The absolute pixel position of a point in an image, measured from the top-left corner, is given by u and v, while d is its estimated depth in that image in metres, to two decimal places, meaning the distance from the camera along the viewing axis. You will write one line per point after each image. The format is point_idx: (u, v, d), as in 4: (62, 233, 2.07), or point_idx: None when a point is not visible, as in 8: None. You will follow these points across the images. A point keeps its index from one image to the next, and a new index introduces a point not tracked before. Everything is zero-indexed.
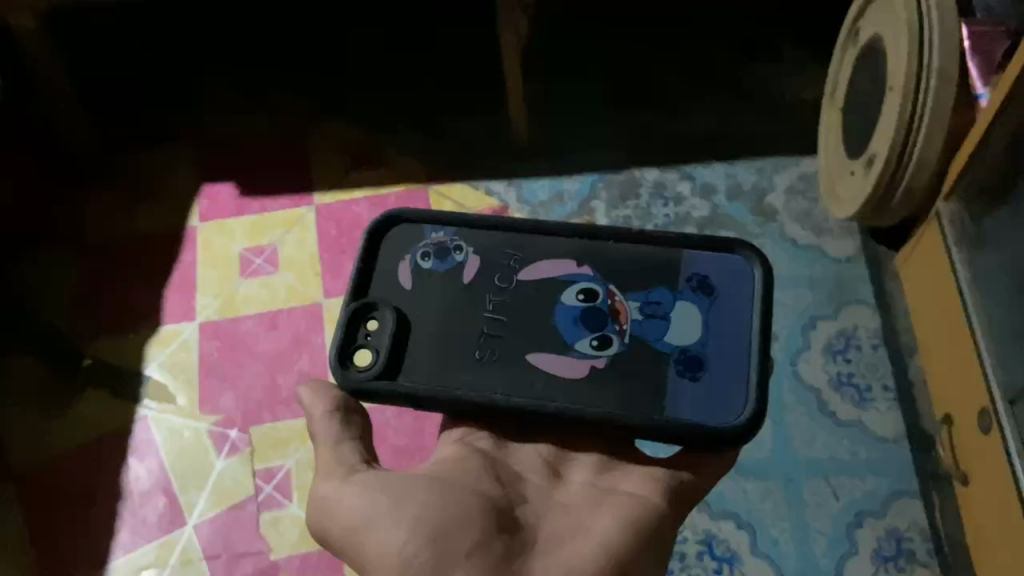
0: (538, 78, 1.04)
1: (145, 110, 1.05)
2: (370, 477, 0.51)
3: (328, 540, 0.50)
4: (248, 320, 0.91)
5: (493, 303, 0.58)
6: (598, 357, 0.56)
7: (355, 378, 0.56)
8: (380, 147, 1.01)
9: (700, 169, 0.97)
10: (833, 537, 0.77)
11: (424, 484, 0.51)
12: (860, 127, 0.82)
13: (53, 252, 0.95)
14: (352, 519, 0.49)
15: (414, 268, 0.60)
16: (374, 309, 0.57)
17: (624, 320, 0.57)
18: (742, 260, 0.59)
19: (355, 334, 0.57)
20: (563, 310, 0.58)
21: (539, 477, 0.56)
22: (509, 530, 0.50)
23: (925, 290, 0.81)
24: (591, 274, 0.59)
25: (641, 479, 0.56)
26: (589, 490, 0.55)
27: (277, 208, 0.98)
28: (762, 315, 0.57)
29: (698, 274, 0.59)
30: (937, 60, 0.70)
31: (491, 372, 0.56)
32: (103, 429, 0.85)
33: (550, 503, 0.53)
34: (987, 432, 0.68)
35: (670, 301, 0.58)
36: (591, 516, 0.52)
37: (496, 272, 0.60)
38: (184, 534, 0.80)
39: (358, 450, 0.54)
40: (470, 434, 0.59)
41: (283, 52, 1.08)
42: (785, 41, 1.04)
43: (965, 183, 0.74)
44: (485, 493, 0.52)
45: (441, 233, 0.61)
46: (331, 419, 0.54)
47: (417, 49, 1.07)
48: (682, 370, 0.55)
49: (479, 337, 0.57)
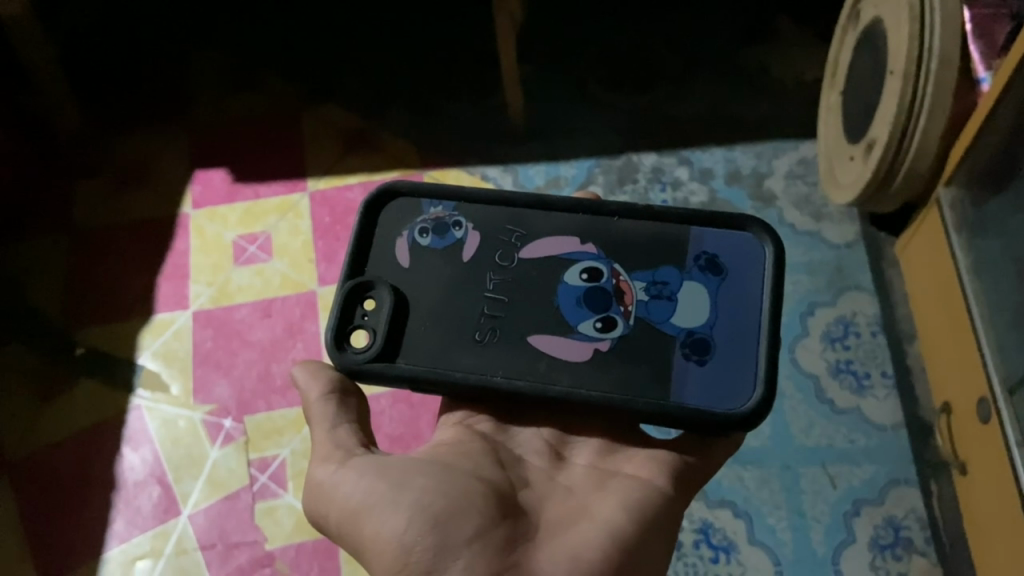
0: (534, 61, 1.03)
1: (137, 93, 1.04)
2: (367, 460, 0.50)
3: (326, 525, 0.50)
4: (242, 308, 0.90)
5: (494, 282, 0.57)
6: (602, 339, 0.55)
7: (353, 360, 0.55)
8: (375, 132, 0.99)
9: (699, 154, 0.96)
10: (830, 525, 0.76)
11: (425, 468, 0.50)
12: (860, 111, 0.81)
13: (45, 238, 0.94)
14: (350, 502, 0.49)
15: (411, 244, 0.59)
16: (370, 288, 0.56)
17: (630, 300, 0.56)
18: (751, 235, 0.58)
19: (351, 314, 0.56)
20: (565, 290, 0.57)
21: (540, 460, 0.56)
22: (512, 517, 0.50)
23: (926, 273, 0.80)
24: (595, 251, 0.58)
25: (643, 461, 0.55)
26: (592, 473, 0.55)
27: (270, 194, 0.97)
28: (773, 294, 0.55)
29: (705, 252, 0.57)
30: (938, 43, 0.69)
31: (492, 354, 0.55)
32: (96, 418, 0.84)
33: (552, 487, 0.53)
34: (985, 420, 0.67)
35: (677, 281, 0.57)
36: (595, 499, 0.52)
37: (496, 249, 0.59)
38: (179, 525, 0.80)
39: (355, 433, 0.53)
40: (470, 417, 0.58)
41: (276, 34, 1.06)
42: (785, 21, 1.02)
43: (965, 168, 0.73)
44: (487, 478, 0.52)
45: (440, 207, 0.60)
46: (328, 401, 0.54)
47: (411, 31, 1.06)
48: (688, 354, 0.54)
49: (480, 317, 0.56)
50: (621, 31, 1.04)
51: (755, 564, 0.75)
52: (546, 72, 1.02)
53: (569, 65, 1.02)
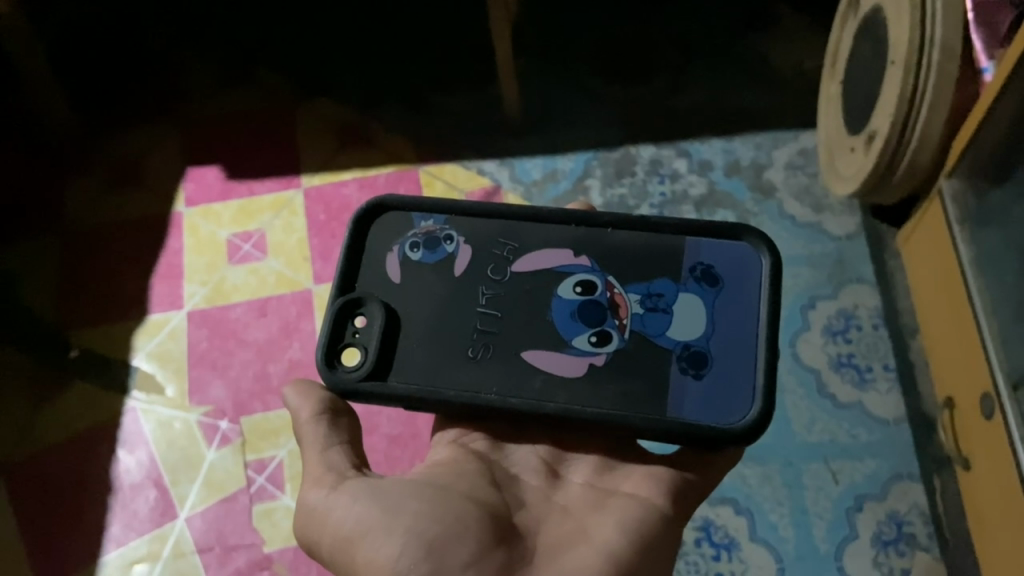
0: (530, 53, 1.02)
1: (128, 91, 1.02)
2: (359, 485, 0.50)
3: (317, 550, 0.50)
4: (237, 307, 0.89)
5: (487, 297, 0.57)
6: (598, 353, 0.54)
7: (345, 379, 0.54)
8: (370, 126, 0.98)
9: (698, 146, 0.94)
10: (833, 520, 0.76)
11: (419, 492, 0.50)
12: (860, 103, 0.80)
13: (37, 239, 0.93)
14: (343, 530, 0.48)
15: (402, 260, 0.58)
16: (361, 304, 0.56)
17: (624, 315, 0.55)
18: (748, 246, 0.57)
19: (342, 331, 0.55)
20: (559, 305, 0.56)
21: (536, 478, 0.55)
22: (509, 540, 0.49)
23: (927, 270, 0.79)
24: (589, 264, 0.57)
25: (642, 479, 0.54)
26: (589, 492, 0.54)
27: (265, 191, 0.96)
28: (771, 306, 0.54)
29: (701, 263, 0.56)
30: (939, 34, 0.68)
31: (485, 370, 0.54)
32: (92, 421, 0.84)
33: (550, 508, 0.53)
34: (988, 417, 0.67)
35: (673, 293, 0.56)
36: (593, 521, 0.51)
37: (488, 263, 0.58)
38: (176, 526, 0.79)
39: (348, 454, 0.52)
40: (464, 435, 0.57)
41: (268, 28, 1.05)
42: (785, 9, 1.01)
43: (967, 159, 0.72)
44: (481, 500, 0.51)
45: (431, 221, 0.59)
46: (319, 423, 0.53)
47: (405, 23, 1.04)
48: (685, 368, 0.53)
49: (473, 334, 0.55)
50: (619, 23, 1.02)
51: (757, 562, 0.75)
52: (543, 66, 1.01)
53: (566, 57, 1.01)
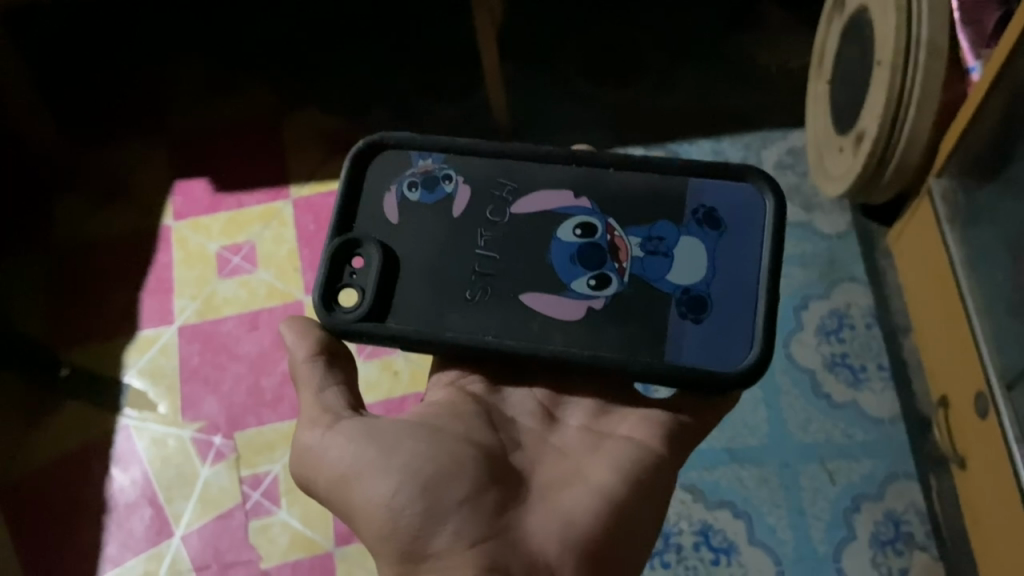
0: (517, 57, 1.01)
1: (113, 105, 1.01)
2: (355, 425, 0.50)
3: (314, 487, 0.50)
4: (229, 320, 0.89)
5: (485, 239, 0.56)
6: (595, 297, 0.54)
7: (342, 320, 0.53)
8: (358, 135, 0.97)
9: (687, 147, 0.94)
10: (830, 523, 0.76)
11: (413, 432, 0.49)
12: (849, 102, 0.80)
13: (24, 259, 0.93)
14: (338, 469, 0.48)
15: (400, 200, 0.58)
16: (358, 245, 0.55)
17: (624, 257, 0.55)
18: (752, 188, 0.56)
19: (340, 272, 0.55)
20: (559, 247, 0.56)
21: (533, 420, 0.55)
22: (503, 480, 0.49)
23: (917, 266, 0.79)
24: (589, 206, 0.56)
25: (638, 423, 0.54)
26: (586, 435, 0.54)
27: (253, 202, 0.95)
28: (772, 247, 0.54)
29: (703, 207, 0.56)
30: (926, 34, 0.68)
31: (481, 313, 0.54)
32: (84, 438, 0.83)
33: (545, 449, 0.53)
34: (983, 416, 0.67)
35: (675, 237, 0.55)
36: (587, 461, 0.52)
37: (487, 204, 0.57)
38: (172, 545, 0.79)
39: (344, 395, 0.52)
40: (462, 378, 0.56)
41: (254, 39, 1.05)
42: (771, 8, 1.01)
43: (956, 158, 0.72)
44: (477, 441, 0.51)
45: (429, 160, 0.59)
46: (315, 365, 0.53)
47: (391, 30, 1.04)
48: (685, 312, 0.53)
49: (471, 276, 0.55)
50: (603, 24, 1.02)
51: (756, 564, 0.75)
52: (527, 68, 1.00)
53: (553, 60, 1.01)
